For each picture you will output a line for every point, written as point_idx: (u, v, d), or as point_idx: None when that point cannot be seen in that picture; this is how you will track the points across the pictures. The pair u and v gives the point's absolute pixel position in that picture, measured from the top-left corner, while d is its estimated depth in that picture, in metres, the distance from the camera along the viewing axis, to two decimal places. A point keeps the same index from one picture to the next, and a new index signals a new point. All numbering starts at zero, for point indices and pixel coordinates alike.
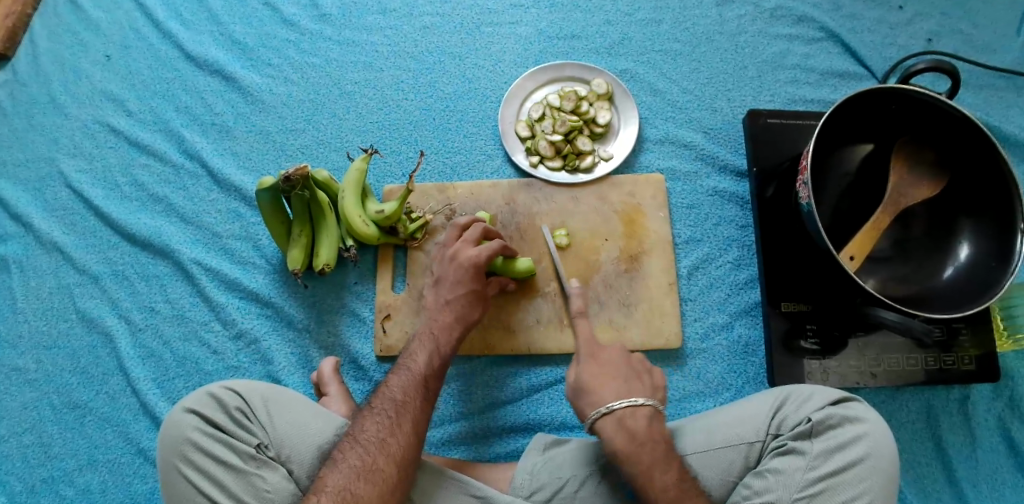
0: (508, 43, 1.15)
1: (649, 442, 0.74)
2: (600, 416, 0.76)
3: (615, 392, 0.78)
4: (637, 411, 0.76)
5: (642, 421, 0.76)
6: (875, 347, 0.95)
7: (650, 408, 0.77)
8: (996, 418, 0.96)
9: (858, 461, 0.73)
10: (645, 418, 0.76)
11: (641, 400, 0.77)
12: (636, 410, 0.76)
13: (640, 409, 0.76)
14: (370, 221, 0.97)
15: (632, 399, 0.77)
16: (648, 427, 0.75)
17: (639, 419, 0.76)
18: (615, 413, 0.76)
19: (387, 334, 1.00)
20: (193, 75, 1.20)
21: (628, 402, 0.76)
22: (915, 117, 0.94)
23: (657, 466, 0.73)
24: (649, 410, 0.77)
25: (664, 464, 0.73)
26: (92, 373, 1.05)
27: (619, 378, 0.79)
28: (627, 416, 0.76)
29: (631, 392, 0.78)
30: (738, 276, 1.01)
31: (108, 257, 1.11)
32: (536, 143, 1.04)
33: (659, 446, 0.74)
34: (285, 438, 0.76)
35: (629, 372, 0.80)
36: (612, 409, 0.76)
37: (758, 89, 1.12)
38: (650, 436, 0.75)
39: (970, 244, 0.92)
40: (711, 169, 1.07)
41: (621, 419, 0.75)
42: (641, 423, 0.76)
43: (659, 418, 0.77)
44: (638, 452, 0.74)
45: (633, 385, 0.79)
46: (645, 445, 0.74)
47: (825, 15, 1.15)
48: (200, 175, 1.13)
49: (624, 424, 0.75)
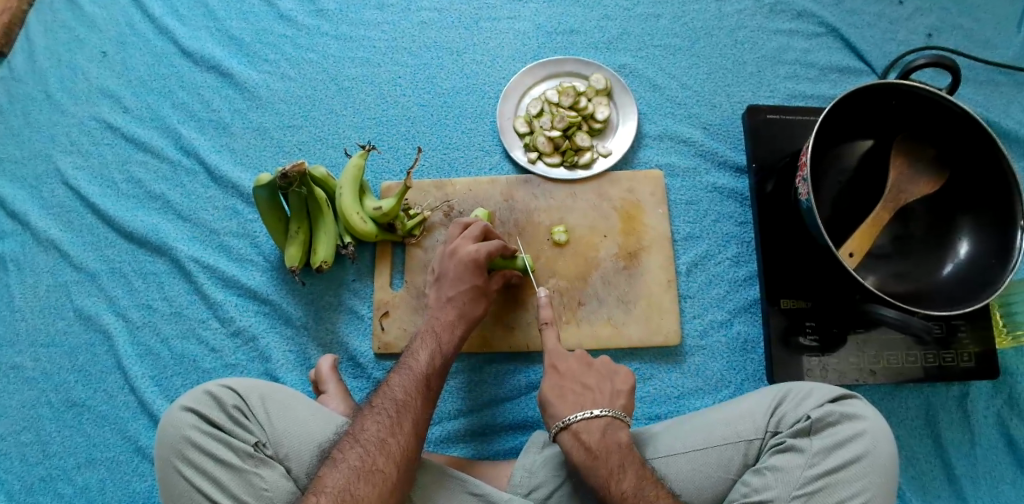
0: (507, 39, 1.15)
1: (603, 452, 0.75)
2: (560, 429, 0.78)
3: (571, 405, 0.79)
4: (592, 422, 0.77)
5: (597, 431, 0.76)
6: (875, 344, 0.94)
7: (605, 420, 0.77)
8: (995, 415, 0.96)
9: (858, 458, 0.73)
10: (601, 429, 0.77)
11: (597, 411, 0.78)
12: (590, 423, 0.77)
13: (594, 421, 0.77)
14: (367, 218, 0.96)
15: (587, 411, 0.78)
16: (602, 439, 0.76)
17: (594, 432, 0.76)
18: (572, 427, 0.77)
19: (386, 332, 0.99)
20: (190, 71, 1.19)
21: (583, 415, 0.77)
22: (915, 112, 0.94)
23: (613, 475, 0.73)
24: (606, 420, 0.77)
25: (621, 471, 0.73)
26: (90, 371, 1.05)
27: (574, 391, 0.81)
28: (582, 430, 0.77)
29: (587, 404, 0.79)
30: (737, 273, 1.00)
31: (106, 254, 1.11)
32: (535, 139, 1.04)
33: (614, 455, 0.75)
34: (283, 436, 0.76)
35: (587, 384, 0.81)
36: (568, 422, 0.77)
37: (758, 84, 1.11)
38: (605, 446, 0.75)
39: (969, 241, 0.92)
40: (711, 165, 1.06)
41: (577, 433, 0.76)
42: (596, 434, 0.76)
43: (618, 427, 0.77)
44: (593, 462, 0.74)
45: (587, 397, 0.80)
46: (601, 455, 0.74)
47: (824, 9, 1.14)
48: (197, 172, 1.13)
49: (579, 439, 0.76)
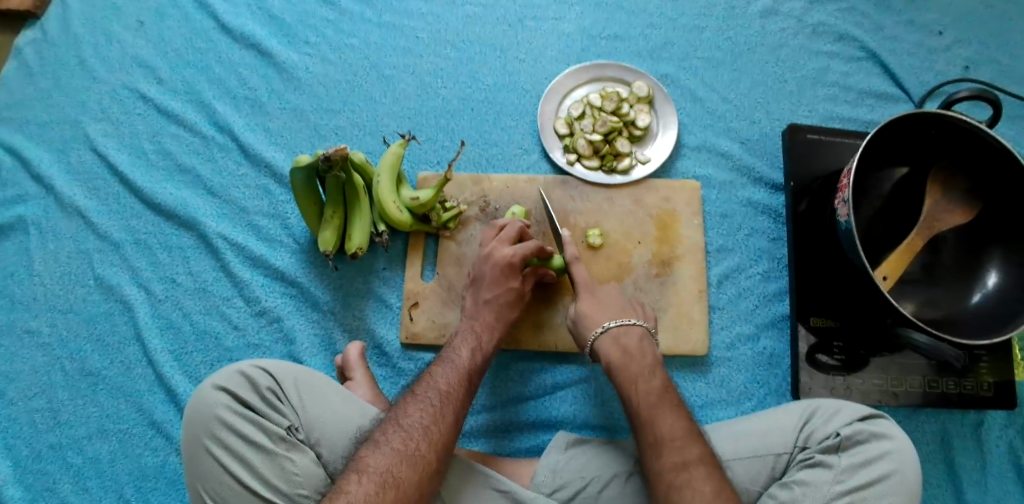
0: (551, 39, 1.15)
1: (638, 354, 0.82)
2: (598, 334, 0.84)
3: (609, 314, 0.86)
4: (631, 329, 0.84)
5: (634, 338, 0.83)
6: (898, 367, 0.95)
7: (641, 329, 0.85)
8: (1007, 445, 0.97)
9: (886, 475, 0.73)
10: (637, 336, 0.84)
11: (634, 320, 0.85)
12: (627, 329, 0.84)
13: (632, 327, 0.84)
14: (404, 208, 0.96)
15: (625, 320, 0.85)
16: (640, 345, 0.83)
17: (631, 335, 0.84)
18: (610, 331, 0.84)
19: (414, 322, 0.99)
20: (228, 48, 1.18)
21: (621, 322, 0.85)
22: (953, 143, 0.94)
23: (642, 375, 0.79)
24: (641, 332, 0.85)
25: (649, 373, 0.80)
26: (108, 341, 1.04)
27: (613, 308, 0.87)
28: (621, 333, 0.83)
29: (625, 315, 0.87)
30: (767, 288, 1.01)
31: (131, 225, 1.10)
32: (575, 141, 1.04)
33: (647, 359, 0.81)
34: (316, 421, 0.76)
35: (628, 303, 0.89)
36: (608, 326, 0.84)
37: (797, 103, 1.12)
38: (641, 352, 0.82)
39: (997, 273, 0.93)
40: (747, 180, 1.07)
41: (616, 336, 0.83)
42: (632, 339, 0.83)
43: (651, 340, 0.85)
44: (627, 362, 0.81)
45: (626, 310, 0.87)
46: (635, 356, 0.81)
47: (865, 34, 1.15)
48: (230, 149, 1.12)
49: (619, 340, 0.83)
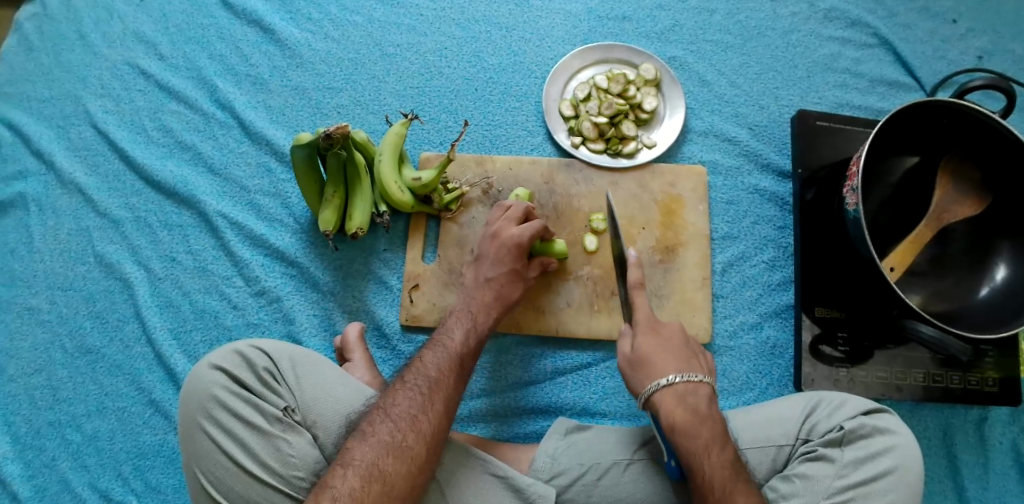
0: (557, 19, 1.13)
1: (707, 419, 0.73)
2: (660, 388, 0.74)
3: (674, 367, 0.76)
4: (698, 388, 0.75)
5: (702, 399, 0.74)
6: (903, 360, 0.94)
7: (709, 388, 0.76)
8: (1010, 441, 0.96)
9: (889, 471, 0.72)
10: (704, 397, 0.75)
11: (700, 376, 0.76)
12: (696, 388, 0.75)
13: (700, 387, 0.75)
14: (406, 189, 0.95)
15: (692, 375, 0.75)
16: (708, 408, 0.74)
17: (699, 397, 0.75)
18: (676, 388, 0.74)
19: (414, 304, 0.98)
20: (230, 24, 1.17)
21: (688, 377, 0.75)
22: (966, 132, 0.92)
23: (714, 443, 0.71)
24: (709, 392, 0.76)
25: (720, 443, 0.72)
26: (107, 319, 1.03)
27: (677, 358, 0.77)
28: (688, 392, 0.74)
29: (689, 369, 0.77)
30: (771, 277, 1.00)
31: (131, 202, 1.08)
32: (580, 123, 1.03)
33: (716, 423, 0.73)
34: (312, 402, 0.75)
35: (689, 351, 0.79)
36: (672, 382, 0.74)
37: (806, 89, 1.10)
38: (710, 416, 0.73)
39: (1007, 266, 0.91)
40: (754, 166, 1.05)
41: (683, 394, 0.74)
42: (700, 401, 0.74)
43: (716, 399, 0.76)
44: (698, 427, 0.72)
45: (690, 363, 0.78)
46: (704, 422, 0.73)
47: (878, 21, 1.13)
48: (231, 126, 1.11)
49: (685, 400, 0.74)
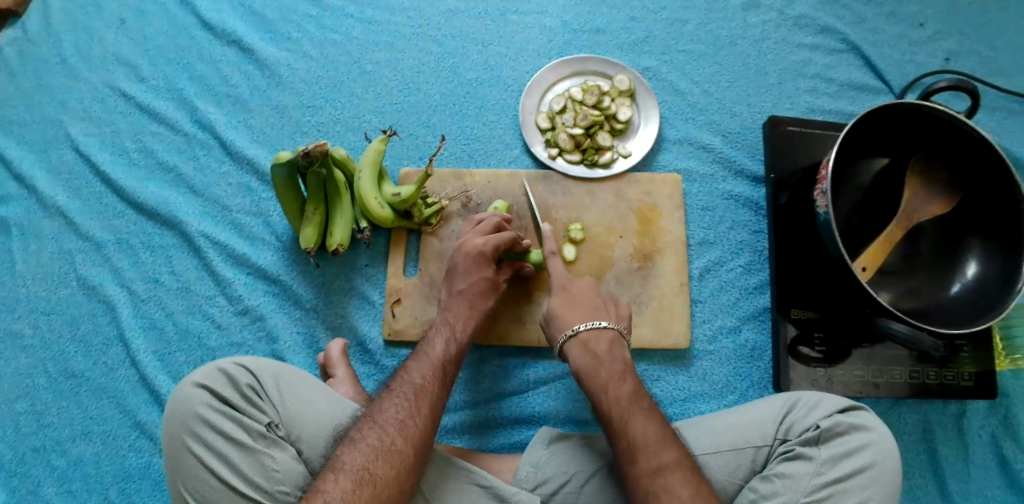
0: (533, 33, 1.15)
1: (607, 360, 0.81)
2: (568, 338, 0.83)
3: (580, 318, 0.84)
4: (602, 333, 0.83)
5: (604, 343, 0.82)
6: (879, 358, 0.96)
7: (614, 333, 0.84)
8: (988, 434, 0.98)
9: (866, 467, 0.74)
10: (608, 342, 0.83)
11: (606, 323, 0.84)
12: (599, 334, 0.83)
13: (604, 332, 0.83)
14: (385, 204, 0.96)
15: (598, 322, 0.84)
16: (609, 349, 0.82)
17: (601, 341, 0.82)
18: (580, 336, 0.83)
19: (397, 319, 0.99)
20: (209, 44, 1.18)
21: (593, 325, 0.83)
22: (932, 134, 0.94)
23: (613, 380, 0.79)
24: (614, 337, 0.83)
25: (619, 378, 0.79)
26: (91, 342, 1.03)
27: (586, 310, 0.85)
28: (591, 339, 0.82)
29: (596, 317, 0.85)
30: (748, 281, 1.01)
31: (113, 225, 1.09)
32: (557, 135, 1.04)
33: (616, 364, 0.80)
34: (296, 418, 0.76)
35: (599, 304, 0.87)
36: (577, 331, 0.83)
37: (778, 96, 1.12)
38: (611, 357, 0.81)
39: (977, 263, 0.93)
40: (728, 173, 1.07)
41: (586, 341, 0.82)
42: (603, 345, 0.82)
43: (622, 344, 0.83)
44: (597, 367, 0.80)
45: (598, 312, 0.86)
46: (604, 362, 0.80)
47: (847, 27, 1.16)
48: (212, 146, 1.12)
49: (588, 347, 0.82)
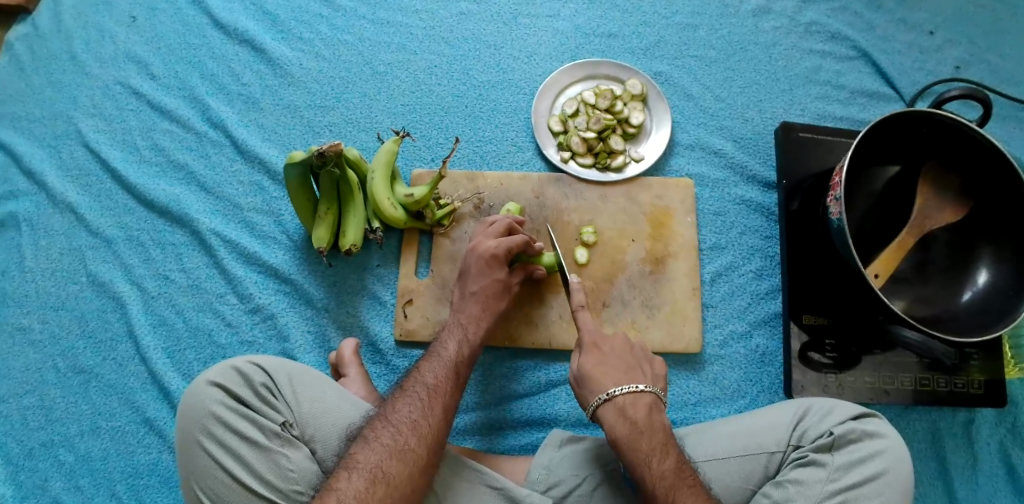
0: (545, 36, 1.15)
1: (648, 429, 0.75)
2: (603, 401, 0.77)
3: (616, 379, 0.78)
4: (639, 398, 0.76)
5: (642, 409, 0.76)
6: (890, 364, 0.95)
7: (650, 398, 0.77)
8: (997, 442, 0.98)
9: (879, 475, 0.74)
10: (645, 408, 0.76)
11: (642, 387, 0.77)
12: (636, 399, 0.76)
13: (641, 398, 0.77)
14: (398, 205, 0.96)
15: (634, 386, 0.77)
16: (648, 417, 0.76)
17: (639, 409, 0.76)
18: (616, 400, 0.76)
19: (408, 319, 0.99)
20: (221, 43, 1.18)
21: (629, 389, 0.77)
22: (944, 142, 0.95)
23: (654, 454, 0.73)
24: (650, 399, 0.77)
25: (661, 451, 0.73)
26: (100, 338, 1.03)
27: (621, 368, 0.79)
28: (627, 405, 0.76)
29: (632, 380, 0.78)
30: (759, 286, 1.02)
31: (123, 222, 1.09)
32: (569, 138, 1.05)
33: (657, 433, 0.75)
34: (310, 417, 0.76)
35: (633, 357, 0.81)
36: (612, 395, 0.76)
37: (789, 101, 1.12)
38: (650, 425, 0.75)
39: (988, 271, 0.93)
40: (739, 178, 1.08)
41: (622, 407, 0.76)
42: (642, 413, 0.76)
43: (659, 408, 0.78)
44: (637, 438, 0.74)
45: (635, 375, 0.79)
46: (645, 431, 0.74)
47: (858, 34, 1.16)
48: (223, 145, 1.12)
49: (624, 413, 0.75)
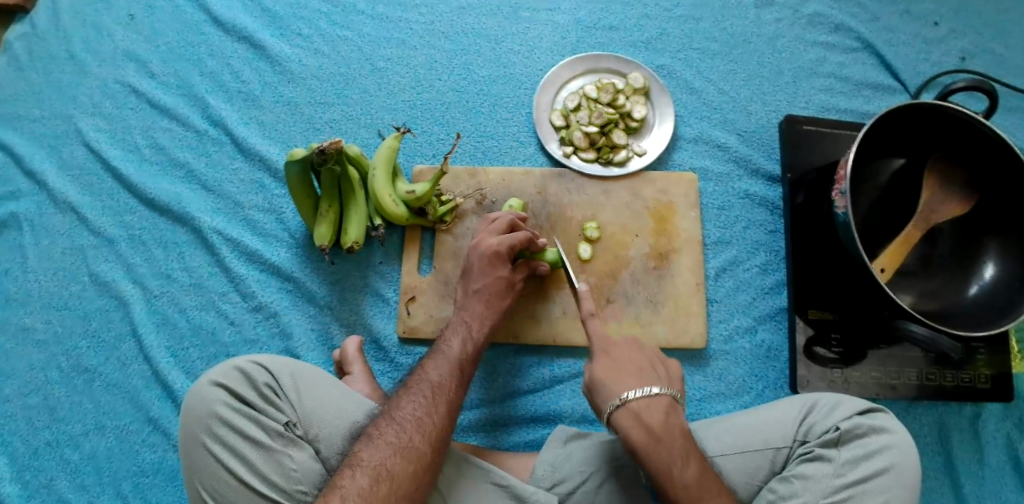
0: (546, 30, 1.14)
1: (624, 349, 0.79)
2: (586, 326, 0.81)
3: (599, 307, 0.83)
4: (619, 323, 0.81)
5: (622, 325, 0.80)
6: (896, 359, 0.95)
7: (632, 325, 0.82)
8: (1004, 436, 0.97)
9: (886, 469, 0.73)
10: (626, 332, 0.81)
11: (623, 314, 0.82)
12: (616, 325, 0.81)
13: (621, 323, 0.81)
14: (399, 201, 0.95)
15: (615, 314, 0.82)
16: (626, 340, 0.80)
17: (618, 333, 0.80)
18: (597, 325, 0.81)
19: (411, 317, 0.99)
20: (220, 40, 1.17)
21: (611, 316, 0.81)
22: (950, 135, 0.93)
23: (630, 370, 0.77)
24: (632, 318, 0.82)
25: (637, 368, 0.77)
26: (103, 337, 1.03)
27: (603, 298, 0.84)
28: (606, 329, 0.81)
29: (614, 308, 0.83)
30: (764, 280, 1.01)
31: (125, 221, 1.08)
32: (571, 133, 1.04)
33: (634, 353, 0.78)
34: (313, 417, 0.75)
35: (638, 349, 0.79)
36: (594, 320, 0.81)
37: (793, 94, 1.11)
38: (630, 348, 0.79)
39: (994, 265, 0.92)
40: (744, 172, 1.07)
41: (601, 330, 0.80)
42: (620, 335, 0.80)
43: (641, 337, 0.81)
44: (614, 357, 0.78)
45: None
46: (623, 354, 0.78)
47: (862, 25, 1.15)
48: (224, 143, 1.11)
49: (603, 335, 0.80)
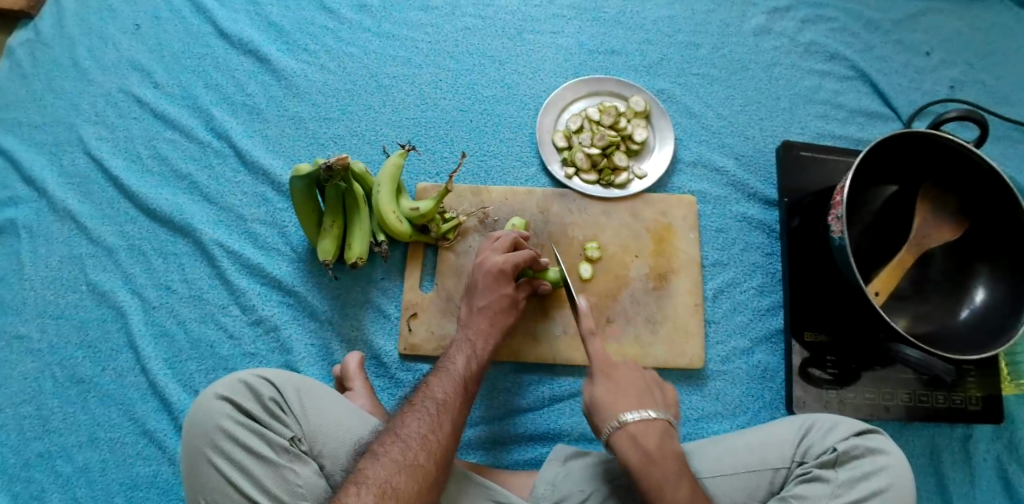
0: (550, 53, 1.17)
1: (661, 459, 0.74)
2: (616, 429, 0.76)
3: (628, 406, 0.77)
4: (649, 425, 0.76)
5: (619, 361, 0.82)
6: (889, 381, 0.96)
7: (662, 423, 0.77)
8: (993, 458, 0.99)
9: (884, 490, 0.74)
10: (658, 433, 0.76)
11: (653, 414, 0.77)
12: (648, 426, 0.76)
13: (653, 424, 0.76)
14: (403, 218, 0.96)
15: (645, 413, 0.76)
16: (660, 445, 0.75)
17: (652, 435, 0.75)
18: (630, 428, 0.75)
19: (412, 333, 0.99)
20: (226, 53, 1.18)
21: (641, 416, 0.76)
22: (942, 162, 0.96)
23: (669, 480, 0.72)
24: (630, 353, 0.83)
25: (674, 480, 0.72)
26: (99, 348, 1.03)
27: (632, 394, 0.78)
28: (640, 434, 0.75)
29: (643, 406, 0.78)
30: (761, 302, 1.03)
31: (125, 231, 1.09)
32: (573, 154, 1.06)
33: (670, 461, 0.74)
34: (318, 432, 0.76)
35: (647, 387, 0.80)
36: (625, 422, 0.76)
37: (790, 120, 1.14)
38: (665, 455, 0.74)
39: (985, 289, 0.94)
40: (741, 195, 1.09)
41: (635, 436, 0.75)
42: (655, 439, 0.75)
43: (672, 434, 0.77)
44: (650, 467, 0.73)
45: (646, 398, 0.78)
46: (660, 462, 0.73)
47: (855, 54, 1.18)
48: (227, 155, 1.12)
49: (637, 441, 0.75)
